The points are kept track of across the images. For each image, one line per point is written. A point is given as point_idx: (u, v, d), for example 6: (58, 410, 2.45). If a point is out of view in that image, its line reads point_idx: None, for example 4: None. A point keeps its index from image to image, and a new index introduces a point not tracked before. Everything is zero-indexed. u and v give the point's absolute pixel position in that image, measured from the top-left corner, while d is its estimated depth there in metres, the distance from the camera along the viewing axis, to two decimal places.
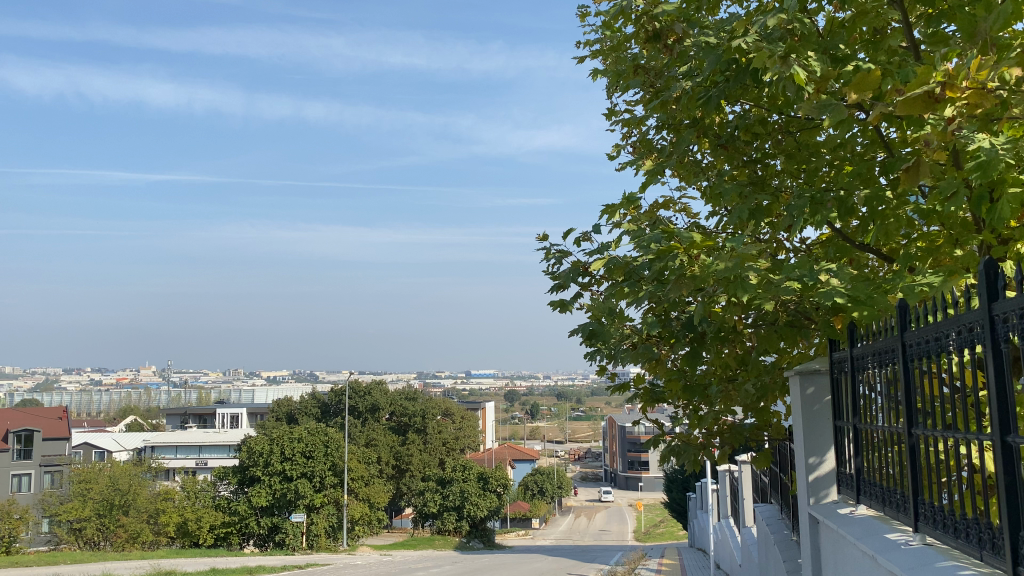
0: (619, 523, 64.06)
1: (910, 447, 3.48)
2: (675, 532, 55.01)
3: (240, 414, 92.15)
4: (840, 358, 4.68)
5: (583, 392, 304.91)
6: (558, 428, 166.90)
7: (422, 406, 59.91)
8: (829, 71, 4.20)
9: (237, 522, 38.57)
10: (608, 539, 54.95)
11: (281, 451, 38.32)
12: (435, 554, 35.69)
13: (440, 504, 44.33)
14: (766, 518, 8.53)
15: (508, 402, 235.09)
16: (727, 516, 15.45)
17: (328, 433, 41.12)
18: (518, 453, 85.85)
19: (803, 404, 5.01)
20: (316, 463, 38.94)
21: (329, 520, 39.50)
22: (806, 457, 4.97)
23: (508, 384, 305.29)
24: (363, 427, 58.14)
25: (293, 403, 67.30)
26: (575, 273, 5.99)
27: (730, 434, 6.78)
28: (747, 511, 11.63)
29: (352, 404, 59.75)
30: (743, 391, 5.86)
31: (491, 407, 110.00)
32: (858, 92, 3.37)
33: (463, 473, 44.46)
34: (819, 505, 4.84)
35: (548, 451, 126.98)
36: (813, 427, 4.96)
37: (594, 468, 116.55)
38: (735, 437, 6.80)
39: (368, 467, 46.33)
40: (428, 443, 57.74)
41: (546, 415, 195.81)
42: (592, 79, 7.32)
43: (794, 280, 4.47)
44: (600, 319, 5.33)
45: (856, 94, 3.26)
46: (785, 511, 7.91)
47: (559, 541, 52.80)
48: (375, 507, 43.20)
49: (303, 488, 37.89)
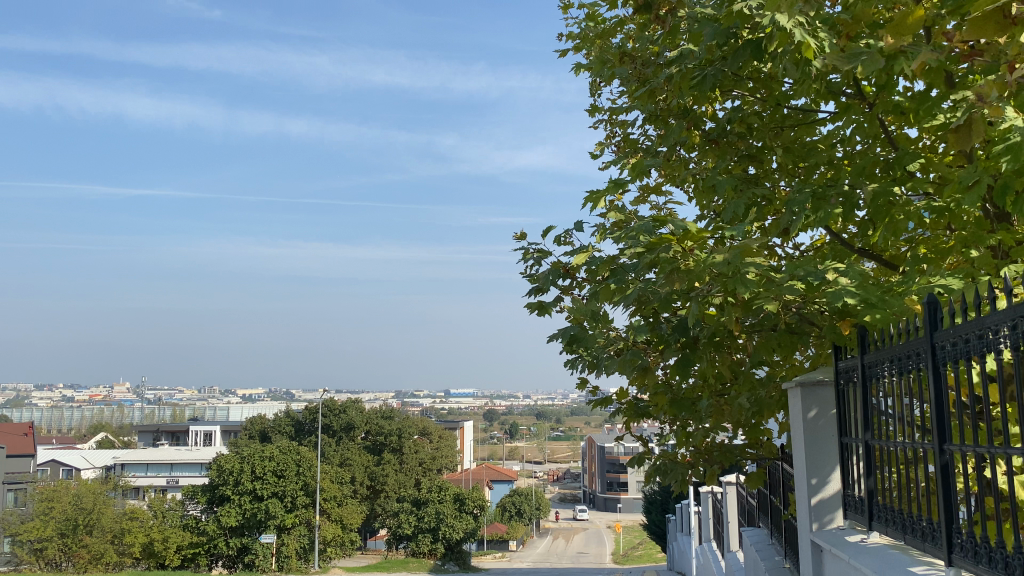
0: (597, 545, 63.38)
1: (939, 465, 3.00)
2: (654, 555, 54.44)
3: (214, 431, 90.41)
4: (848, 366, 4.21)
5: (562, 412, 304.51)
6: (537, 448, 166.23)
7: (398, 425, 59.02)
8: (859, 19, 3.80)
9: (205, 542, 37.43)
10: (586, 561, 54.25)
11: (251, 470, 37.27)
12: None
13: (415, 525, 43.39)
14: (754, 543, 8.04)
15: (487, 422, 234.02)
16: (710, 539, 15.01)
17: (300, 452, 40.16)
18: (495, 473, 84.96)
19: (805, 419, 4.51)
20: (287, 482, 37.98)
21: (300, 541, 38.76)
22: (808, 476, 4.47)
23: (487, 404, 305.24)
24: (338, 446, 57.16)
25: (267, 421, 66.07)
26: (555, 275, 5.51)
27: (719, 452, 6.29)
28: (732, 535, 11.12)
29: (325, 422, 58.75)
30: (736, 407, 5.41)
31: (468, 427, 109.14)
32: (895, 38, 3.07)
33: (439, 494, 43.79)
34: (823, 531, 4.35)
35: (526, 472, 126.12)
36: (818, 446, 4.45)
37: (572, 489, 115.82)
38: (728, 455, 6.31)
39: (341, 485, 45.38)
40: (405, 463, 56.87)
41: (524, 436, 194.92)
42: (574, 72, 6.90)
43: (796, 280, 4.00)
44: (583, 323, 4.86)
45: (895, 38, 2.88)
46: (776, 536, 7.42)
47: (536, 564, 51.99)
48: (348, 528, 42.16)
49: (273, 509, 36.91)
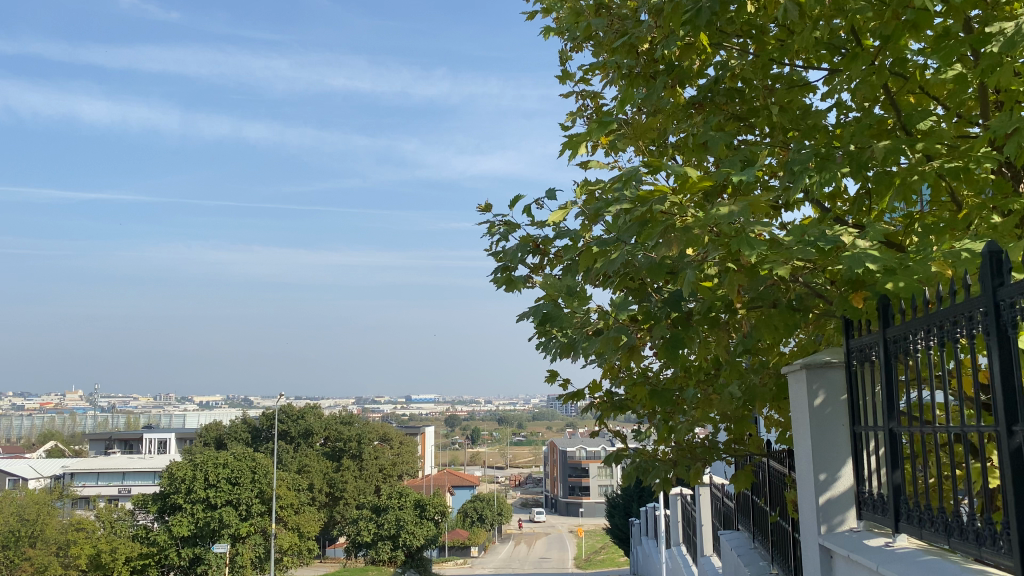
0: (559, 550, 62.99)
1: (1005, 452, 2.43)
2: (616, 560, 54.21)
3: (168, 439, 88.15)
4: (864, 344, 3.66)
5: (524, 416, 304.46)
6: (499, 454, 165.83)
7: (358, 431, 58.04)
8: None
9: (155, 553, 36.09)
10: (548, 566, 53.79)
11: (204, 478, 36.27)
12: None
13: (375, 533, 42.48)
14: (734, 547, 7.50)
15: (448, 427, 232.80)
16: (679, 544, 14.57)
17: (256, 459, 39.19)
18: (457, 479, 84.13)
19: (811, 407, 3.95)
20: (242, 490, 37.09)
21: (255, 551, 37.63)
22: (815, 472, 3.92)
23: (448, 409, 304.89)
24: (296, 452, 56.02)
25: (222, 428, 64.51)
26: (524, 250, 4.91)
27: (703, 448, 5.72)
28: (705, 538, 10.57)
29: (283, 428, 57.57)
30: (726, 397, 4.87)
31: (429, 432, 108.48)
32: None
33: (399, 500, 43.05)
34: (833, 534, 3.79)
35: (487, 478, 125.50)
36: (826, 438, 3.90)
37: (534, 494, 115.50)
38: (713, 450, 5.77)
39: (298, 493, 44.31)
40: (364, 469, 55.95)
41: (486, 442, 194.36)
42: (544, 36, 6.32)
43: (807, 242, 3.42)
44: (556, 300, 4.27)
45: None
46: (760, 540, 6.88)
47: (498, 570, 51.39)
48: (305, 536, 41.08)
49: (227, 517, 36.13)
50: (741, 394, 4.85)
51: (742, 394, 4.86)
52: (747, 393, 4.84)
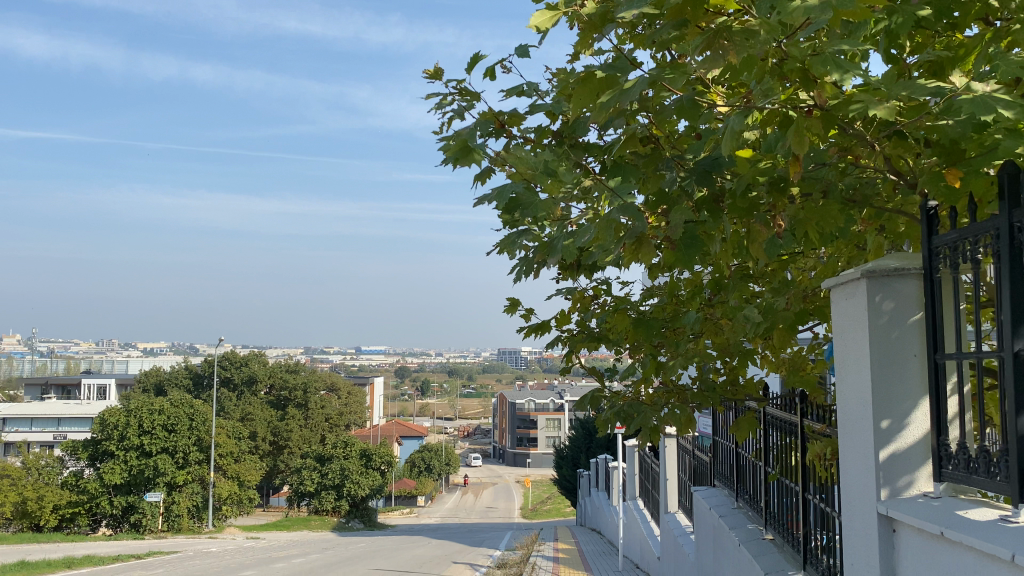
0: (506, 500, 62.92)
1: None
2: (562, 510, 54.22)
3: (107, 385, 85.36)
4: (964, 242, 2.59)
5: (473, 368, 305.41)
6: (448, 405, 165.87)
7: (304, 379, 56.64)
8: None
9: (86, 501, 34.45)
10: (495, 516, 53.57)
11: (138, 424, 34.74)
12: (311, 535, 32.90)
13: (318, 483, 41.44)
14: (713, 507, 6.53)
15: (397, 378, 231.98)
16: (636, 497, 13.81)
17: (194, 405, 37.64)
18: (405, 429, 83.41)
19: (871, 330, 2.91)
20: (178, 438, 35.68)
21: (192, 500, 36.18)
22: (873, 419, 2.89)
23: (399, 360, 304.57)
24: (238, 400, 54.48)
25: (163, 374, 62.46)
26: (483, 125, 3.71)
27: (698, 392, 4.70)
28: (671, 494, 9.71)
29: (225, 376, 55.95)
30: (741, 323, 3.82)
31: (378, 382, 107.42)
32: None
33: (345, 450, 42.05)
34: (898, 504, 2.77)
35: (436, 428, 125.35)
36: (889, 373, 2.87)
37: (483, 445, 115.79)
38: (701, 395, 4.72)
39: (239, 441, 42.99)
40: (310, 419, 54.73)
41: (436, 393, 194.23)
42: None
43: (910, 83, 2.31)
44: (527, 181, 3.11)
45: None
46: (751, 503, 5.90)
47: (444, 520, 50.96)
48: (245, 485, 39.83)
49: (163, 465, 34.66)
50: (751, 321, 3.77)
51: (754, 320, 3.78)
52: (755, 320, 3.78)
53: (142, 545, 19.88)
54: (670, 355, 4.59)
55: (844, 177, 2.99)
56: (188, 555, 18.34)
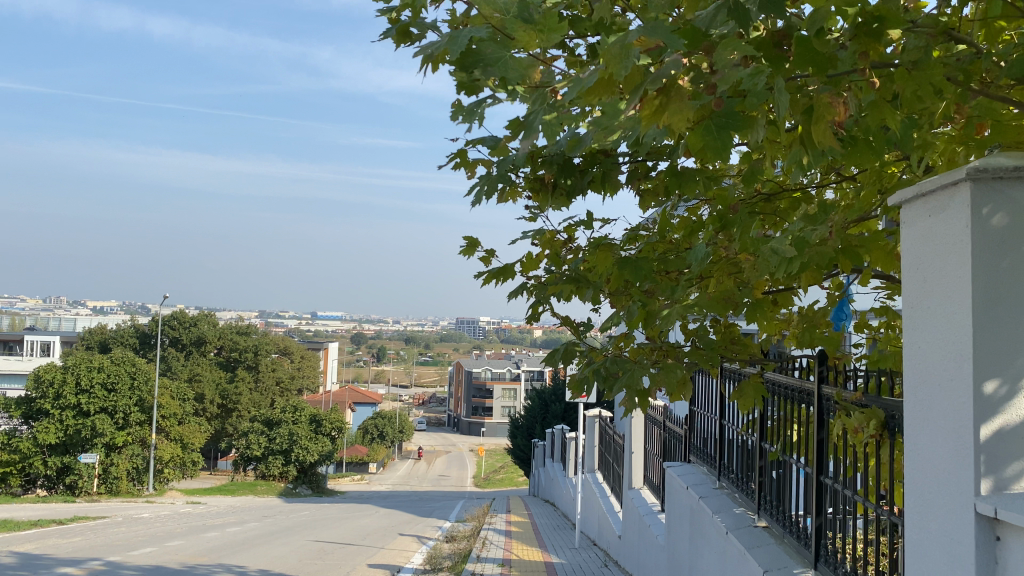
0: (459, 468, 62.51)
1: None
2: (516, 479, 54.00)
3: (52, 343, 83.03)
4: None
5: (431, 336, 304.82)
6: (404, 373, 165.10)
7: (255, 342, 55.28)
8: None
9: (18, 461, 32.73)
10: (447, 484, 53.08)
11: (76, 382, 33.48)
12: (255, 500, 31.93)
13: (265, 447, 40.35)
14: (690, 487, 5.72)
15: (353, 344, 230.19)
16: (595, 471, 13.13)
17: (136, 364, 36.44)
18: (359, 395, 82.37)
19: (974, 248, 2.05)
20: (118, 397, 34.45)
21: (132, 462, 34.67)
22: (974, 379, 2.03)
23: (355, 327, 303.62)
24: (185, 361, 53.00)
25: (108, 332, 60.61)
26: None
27: (698, 352, 3.77)
28: (636, 469, 8.94)
29: (172, 336, 54.40)
30: (763, 257, 2.92)
31: (333, 347, 106.14)
32: None
33: (294, 415, 41.03)
34: (1012, 502, 1.93)
35: (391, 395, 124.67)
36: (996, 315, 2.02)
37: (438, 414, 115.38)
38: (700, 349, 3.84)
39: (185, 402, 41.63)
40: (260, 382, 53.50)
41: (392, 359, 193.42)
42: None
43: None
44: (489, 25, 2.14)
45: None
46: (740, 487, 5.07)
47: (395, 487, 50.36)
48: (189, 448, 38.54)
49: (101, 425, 33.32)
50: (778, 251, 2.80)
51: (780, 245, 2.82)
52: (779, 246, 2.84)
53: (69, 508, 18.62)
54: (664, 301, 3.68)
55: (940, 37, 2.11)
56: (117, 521, 17.16)
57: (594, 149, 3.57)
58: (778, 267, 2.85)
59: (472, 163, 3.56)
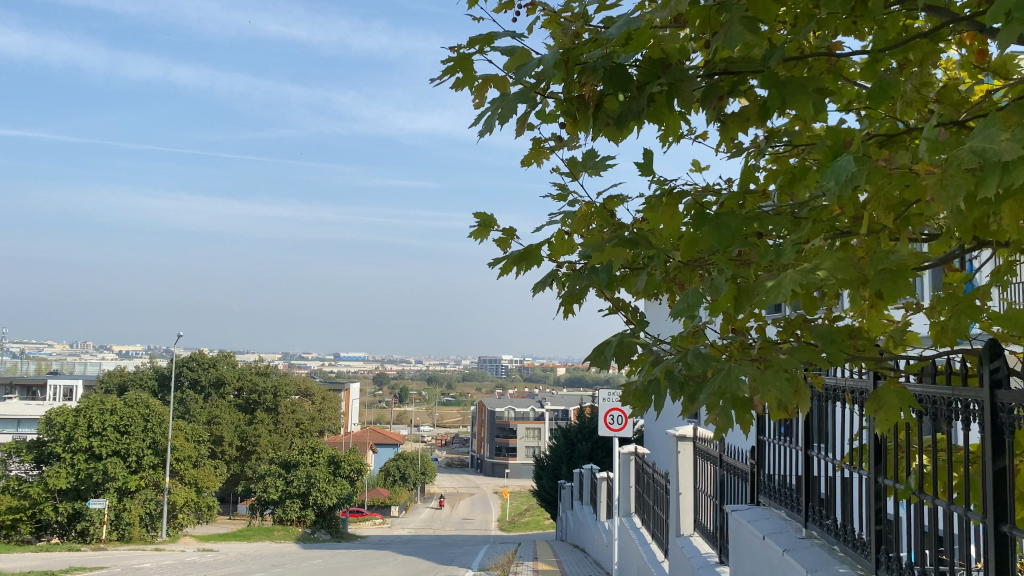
0: (483, 511, 60.88)
1: None
2: (541, 522, 52.23)
3: (75, 386, 82.73)
4: None
5: (453, 376, 303.40)
6: (426, 414, 163.63)
7: (274, 383, 54.36)
8: None
9: (28, 507, 31.67)
10: (470, 527, 51.48)
11: (88, 424, 32.52)
12: (271, 547, 30.67)
13: (282, 491, 39.16)
14: (767, 536, 4.52)
15: (376, 385, 229.15)
16: (630, 513, 11.91)
17: (150, 405, 35.46)
18: (380, 436, 81.05)
19: None
20: (131, 440, 33.41)
21: (145, 507, 33.54)
22: None
23: (378, 368, 304.30)
24: (204, 403, 52.15)
25: (128, 374, 59.98)
26: None
27: (814, 346, 2.59)
28: (683, 511, 7.71)
29: (191, 377, 53.70)
30: (952, 172, 1.78)
31: (355, 388, 105.10)
32: None
33: (312, 456, 39.89)
34: None
35: (414, 436, 123.07)
36: None
37: (461, 455, 113.58)
38: (809, 338, 2.69)
39: (200, 444, 40.56)
40: (280, 424, 52.47)
41: (415, 399, 192.07)
42: None
43: None
44: None
45: None
46: (844, 540, 3.85)
47: (417, 530, 48.84)
48: (204, 492, 37.37)
49: (113, 469, 32.28)
50: (987, 151, 1.65)
51: (990, 142, 1.67)
52: (986, 144, 1.68)
53: (66, 559, 17.54)
54: (757, 270, 2.54)
55: None
56: (114, 572, 16.01)
57: (654, 56, 2.48)
58: (982, 180, 1.72)
59: (480, 82, 2.52)
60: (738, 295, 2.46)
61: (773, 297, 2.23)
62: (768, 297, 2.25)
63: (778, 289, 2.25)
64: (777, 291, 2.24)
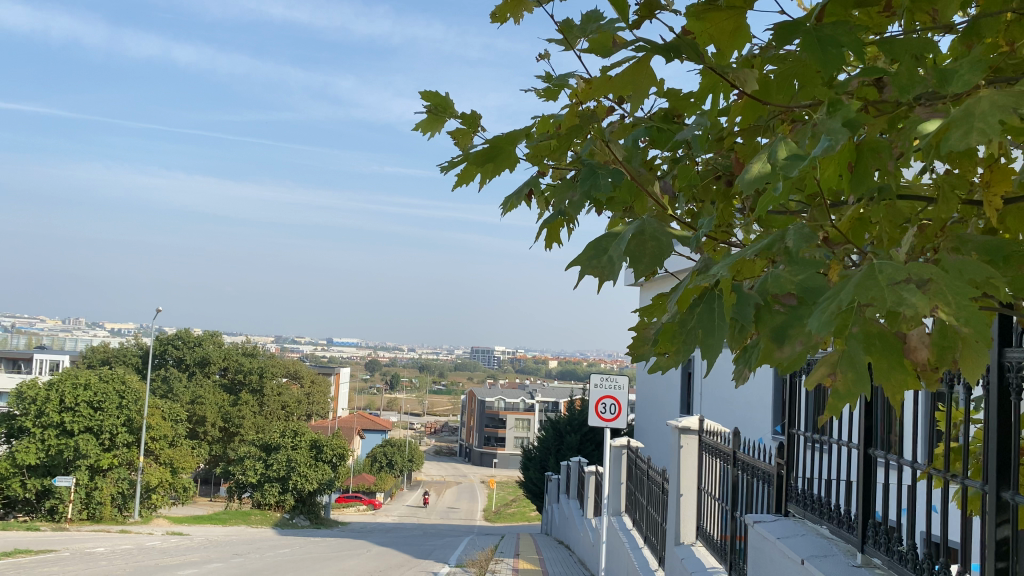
0: (469, 500, 59.93)
1: None
2: (527, 514, 51.31)
3: (60, 360, 80.85)
4: None
5: (445, 364, 302.87)
6: (416, 401, 162.88)
7: (261, 364, 53.11)
8: None
9: None
10: (455, 517, 50.54)
11: (60, 399, 31.25)
12: (245, 532, 29.49)
13: (261, 474, 38.03)
14: (808, 560, 3.40)
15: (368, 371, 228.38)
16: (620, 511, 10.87)
17: (127, 381, 34.21)
18: (368, 421, 79.97)
19: None
20: (105, 417, 32.16)
21: (118, 486, 32.36)
22: None
23: (370, 353, 304.44)
24: (188, 382, 50.88)
25: (112, 350, 58.58)
26: None
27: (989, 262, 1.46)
28: (680, 515, 6.61)
29: (177, 355, 52.48)
30: None
31: (345, 372, 103.97)
32: None
33: (294, 440, 38.74)
34: None
35: (403, 423, 122.18)
36: None
37: (449, 443, 112.64)
38: (956, 251, 1.57)
39: (178, 423, 39.33)
40: (266, 406, 51.23)
41: (406, 387, 191.29)
42: None
43: None
44: None
45: None
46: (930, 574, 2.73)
47: (401, 518, 47.84)
48: (180, 473, 36.18)
49: (84, 446, 31.08)
50: None
51: None
52: None
53: (16, 539, 16.35)
54: (885, 122, 1.44)
55: None
56: (63, 556, 14.80)
57: None
58: None
59: None
60: (851, 179, 1.39)
61: (968, 138, 1.09)
62: (946, 146, 1.12)
63: (968, 122, 1.13)
64: (969, 132, 1.11)
